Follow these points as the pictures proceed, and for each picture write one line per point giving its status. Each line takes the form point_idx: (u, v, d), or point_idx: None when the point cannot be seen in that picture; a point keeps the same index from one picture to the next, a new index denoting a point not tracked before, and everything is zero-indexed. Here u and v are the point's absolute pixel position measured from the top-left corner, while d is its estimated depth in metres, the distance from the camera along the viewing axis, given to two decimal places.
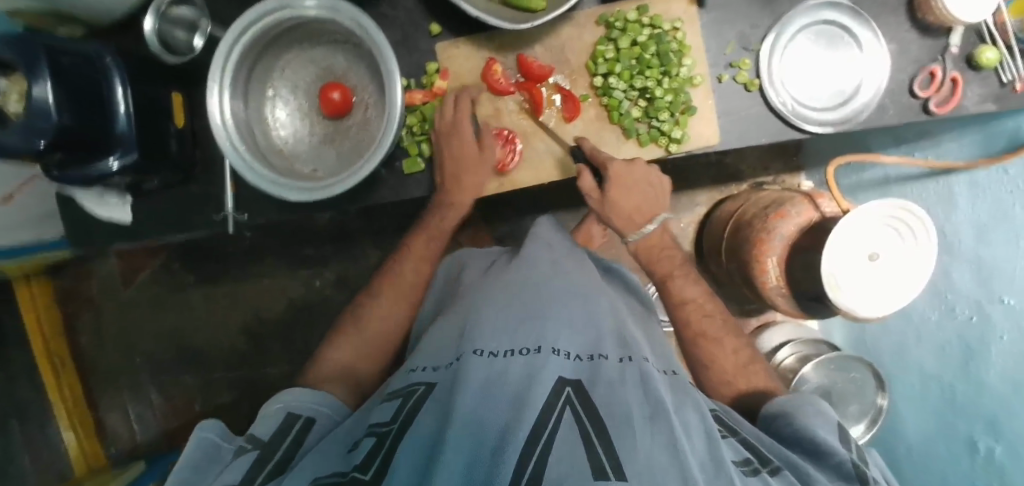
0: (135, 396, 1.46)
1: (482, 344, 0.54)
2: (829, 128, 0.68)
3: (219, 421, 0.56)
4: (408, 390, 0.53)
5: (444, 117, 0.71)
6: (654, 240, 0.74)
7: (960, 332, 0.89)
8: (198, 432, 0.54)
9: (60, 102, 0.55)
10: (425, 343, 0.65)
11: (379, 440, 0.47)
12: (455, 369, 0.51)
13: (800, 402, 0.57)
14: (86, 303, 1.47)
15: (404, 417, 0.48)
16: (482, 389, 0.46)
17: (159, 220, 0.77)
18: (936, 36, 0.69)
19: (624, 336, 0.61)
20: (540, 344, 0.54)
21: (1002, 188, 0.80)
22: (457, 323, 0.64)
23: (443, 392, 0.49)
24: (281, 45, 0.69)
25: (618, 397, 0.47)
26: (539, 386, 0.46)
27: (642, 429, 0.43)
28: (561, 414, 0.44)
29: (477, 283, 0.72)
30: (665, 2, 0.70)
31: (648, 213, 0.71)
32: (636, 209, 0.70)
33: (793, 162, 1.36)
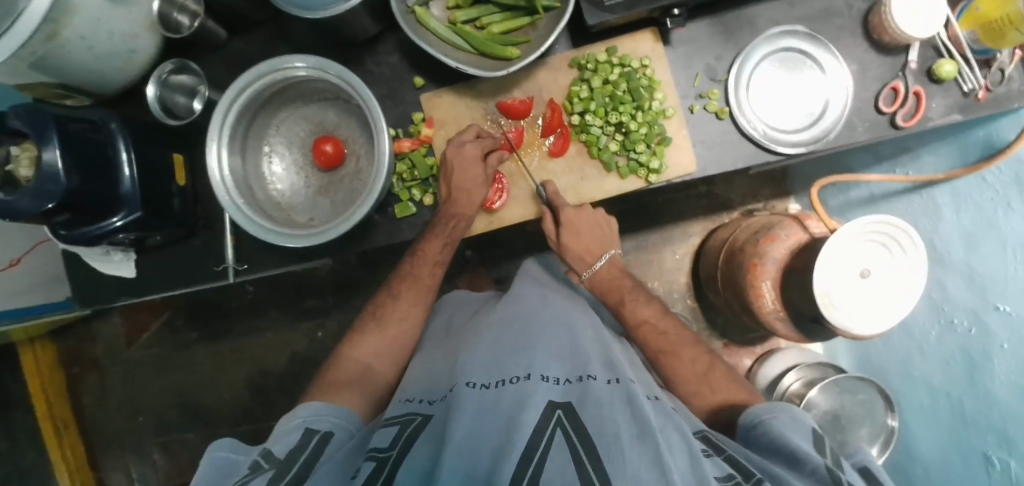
0: (138, 458, 1.45)
1: (473, 376, 0.56)
2: (801, 149, 0.71)
3: (232, 437, 0.56)
4: (405, 418, 0.55)
5: (459, 170, 0.72)
6: (606, 273, 0.81)
7: (961, 343, 0.88)
8: (211, 451, 0.54)
9: (68, 168, 0.58)
10: (410, 382, 0.67)
11: (379, 465, 0.47)
12: (449, 399, 0.53)
13: (775, 409, 0.57)
14: (90, 365, 1.48)
15: (402, 445, 0.49)
16: (475, 419, 0.47)
17: (161, 276, 0.80)
18: (895, 53, 0.72)
19: (611, 361, 0.63)
20: (529, 372, 0.56)
21: (984, 195, 0.82)
22: (450, 362, 0.66)
23: (437, 424, 0.51)
24: (276, 105, 0.73)
25: (606, 417, 0.47)
26: (528, 411, 0.47)
27: (630, 446, 0.44)
28: (551, 435, 0.45)
29: (469, 324, 0.77)
30: (633, 41, 0.73)
31: (597, 251, 0.80)
32: (588, 250, 0.79)
33: (781, 186, 1.38)
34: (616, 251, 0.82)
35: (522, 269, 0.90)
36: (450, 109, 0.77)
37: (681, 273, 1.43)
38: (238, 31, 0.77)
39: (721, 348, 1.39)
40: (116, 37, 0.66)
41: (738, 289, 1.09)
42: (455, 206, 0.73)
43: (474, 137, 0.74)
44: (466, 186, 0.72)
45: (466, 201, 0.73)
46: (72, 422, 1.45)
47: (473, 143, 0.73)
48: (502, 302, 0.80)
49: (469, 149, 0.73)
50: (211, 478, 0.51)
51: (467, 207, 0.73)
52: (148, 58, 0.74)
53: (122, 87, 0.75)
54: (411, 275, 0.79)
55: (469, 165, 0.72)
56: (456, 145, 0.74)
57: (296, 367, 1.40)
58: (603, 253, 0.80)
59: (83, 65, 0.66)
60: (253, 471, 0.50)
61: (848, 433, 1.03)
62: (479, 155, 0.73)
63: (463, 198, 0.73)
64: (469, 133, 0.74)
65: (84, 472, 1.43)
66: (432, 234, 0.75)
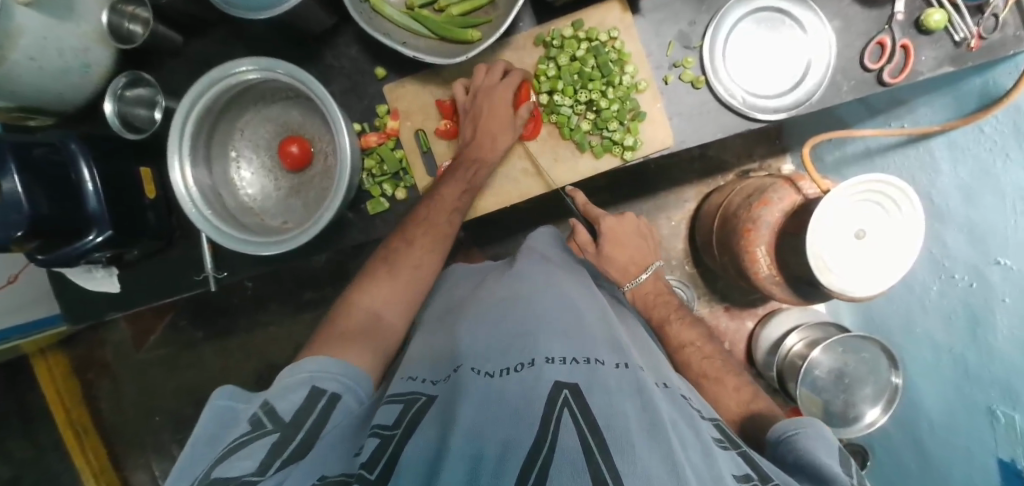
0: (158, 454, 1.50)
1: (478, 361, 0.56)
2: (782, 114, 0.68)
3: (235, 386, 0.58)
4: (408, 397, 0.54)
5: (491, 114, 0.71)
6: (649, 288, 0.91)
7: (963, 299, 0.86)
8: (215, 399, 0.55)
9: (31, 194, 0.58)
10: (411, 358, 0.67)
11: (384, 443, 0.45)
12: (455, 381, 0.54)
13: (801, 424, 0.58)
14: (102, 370, 1.51)
15: (407, 426, 0.48)
16: (480, 404, 0.46)
17: (145, 288, 0.80)
18: (880, 5, 0.68)
19: (618, 345, 0.62)
20: (533, 357, 0.54)
21: (982, 146, 0.78)
22: (449, 338, 0.66)
23: (444, 404, 0.50)
24: (238, 108, 0.71)
25: (616, 408, 0.46)
26: (537, 402, 0.46)
27: (640, 437, 0.42)
28: (559, 417, 0.43)
29: (471, 296, 0.78)
30: (600, 13, 0.70)
31: (641, 264, 0.91)
32: (628, 262, 0.91)
33: (776, 145, 1.34)
34: (659, 262, 0.93)
35: (525, 243, 0.88)
36: (414, 99, 0.74)
37: (679, 240, 1.40)
38: (193, 33, 0.75)
39: (722, 313, 1.39)
40: (67, 53, 0.64)
41: (733, 256, 1.07)
42: (481, 150, 0.72)
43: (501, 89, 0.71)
44: (491, 129, 0.71)
45: (492, 146, 0.72)
46: (90, 426, 1.50)
47: (506, 83, 0.71)
48: (504, 277, 0.79)
49: (503, 90, 0.71)
50: (208, 431, 0.52)
51: (490, 153, 0.72)
52: (103, 71, 0.72)
53: (82, 102, 0.74)
54: (395, 245, 0.74)
55: (499, 116, 0.71)
56: (490, 85, 0.71)
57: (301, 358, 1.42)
58: (648, 267, 0.91)
59: (37, 85, 0.65)
60: (255, 430, 0.50)
61: (851, 393, 1.04)
62: (510, 99, 0.71)
63: (487, 143, 0.72)
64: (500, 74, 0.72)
65: (108, 472, 1.49)
66: (451, 178, 0.72)
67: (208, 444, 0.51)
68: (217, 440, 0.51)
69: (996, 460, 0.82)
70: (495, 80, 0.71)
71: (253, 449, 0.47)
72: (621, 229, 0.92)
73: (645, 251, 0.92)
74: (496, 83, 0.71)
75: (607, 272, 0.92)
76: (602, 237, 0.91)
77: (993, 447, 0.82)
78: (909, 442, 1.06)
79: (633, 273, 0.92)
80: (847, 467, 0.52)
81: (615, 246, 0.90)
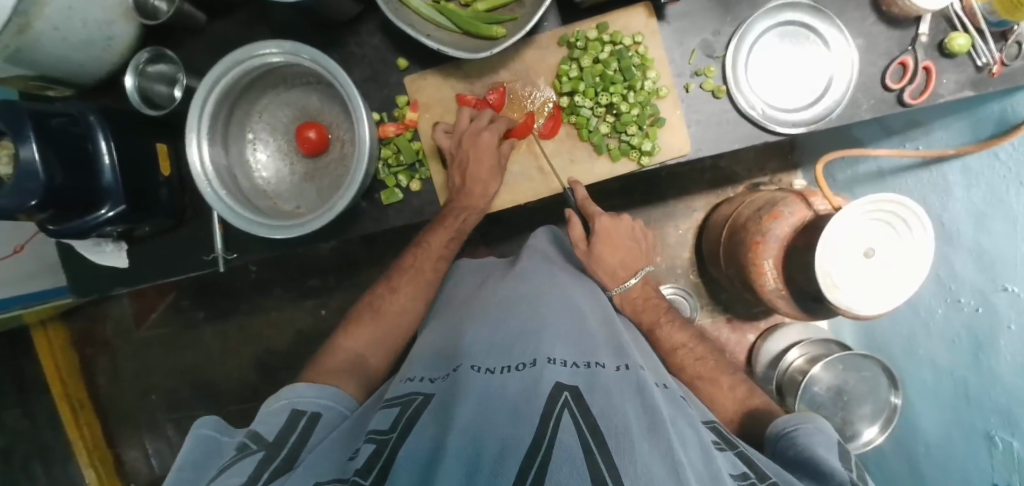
0: (152, 432, 1.50)
1: (479, 359, 0.56)
2: (801, 129, 0.68)
3: (217, 415, 0.57)
4: (405, 398, 0.54)
5: (476, 168, 0.71)
6: (637, 293, 0.83)
7: (968, 323, 0.87)
8: (196, 428, 0.55)
9: (49, 165, 0.58)
10: (416, 356, 0.66)
11: (379, 448, 0.46)
12: (453, 380, 0.53)
13: (801, 420, 0.57)
14: (101, 345, 1.51)
15: (402, 428, 0.48)
16: (480, 404, 0.46)
17: (153, 265, 0.80)
18: (905, 26, 0.68)
19: (620, 346, 0.62)
20: (535, 357, 0.54)
21: (996, 173, 0.78)
22: (454, 334, 0.66)
23: (442, 401, 0.51)
24: (257, 90, 0.71)
25: (616, 409, 0.46)
26: (538, 400, 0.46)
27: (640, 438, 0.42)
28: (559, 416, 0.43)
29: (475, 294, 0.77)
30: (625, 17, 0.70)
31: (631, 268, 0.82)
32: (619, 265, 0.82)
33: (788, 159, 1.34)
34: (649, 268, 0.84)
35: (529, 242, 0.89)
36: (435, 91, 0.74)
37: (685, 249, 1.40)
38: (217, 13, 0.75)
39: (723, 324, 1.39)
40: (91, 25, 0.64)
41: (740, 269, 1.07)
42: (468, 198, 0.73)
43: (488, 125, 0.71)
44: (479, 176, 0.72)
45: (481, 193, 0.73)
46: (86, 400, 1.50)
47: (490, 132, 0.70)
48: (509, 276, 0.79)
49: (488, 137, 0.70)
50: (195, 457, 0.52)
51: (479, 199, 0.73)
52: (125, 46, 0.72)
53: (103, 76, 0.74)
54: (413, 269, 0.79)
55: (484, 157, 0.71)
56: (472, 133, 0.70)
57: (301, 345, 1.42)
58: (639, 270, 0.83)
59: (60, 56, 0.64)
60: (243, 451, 0.51)
61: (849, 411, 1.04)
62: (496, 145, 0.71)
63: (478, 190, 0.72)
64: (485, 120, 0.71)
65: (101, 448, 1.49)
66: (439, 226, 0.75)
67: (196, 469, 0.51)
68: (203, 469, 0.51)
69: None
70: (481, 127, 0.71)
71: (241, 465, 0.48)
72: (616, 229, 0.81)
73: (639, 253, 0.83)
74: (483, 129, 0.71)
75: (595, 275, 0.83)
76: (595, 236, 0.80)
77: (990, 473, 0.82)
78: (904, 463, 1.06)
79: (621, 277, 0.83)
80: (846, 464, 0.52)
81: (608, 247, 0.81)
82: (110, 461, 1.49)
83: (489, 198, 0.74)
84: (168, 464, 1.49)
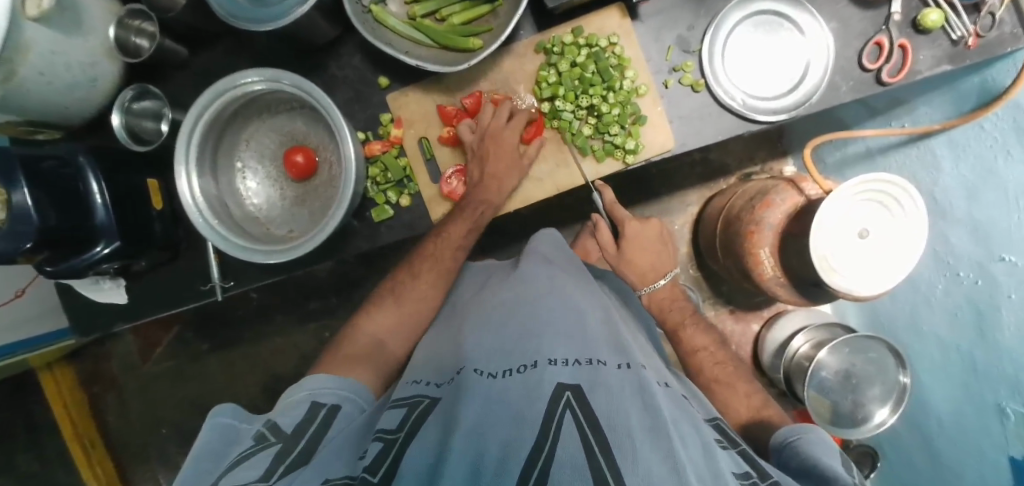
0: (165, 465, 1.50)
1: (481, 363, 0.56)
2: (783, 115, 0.68)
3: (235, 403, 0.58)
4: (412, 400, 0.54)
5: (498, 161, 0.72)
6: (665, 294, 0.88)
7: (969, 295, 0.86)
8: (213, 416, 0.55)
9: (40, 207, 0.58)
10: (414, 362, 0.66)
11: (387, 445, 0.46)
12: (457, 384, 0.53)
13: (802, 430, 0.58)
14: (108, 382, 1.51)
15: (410, 427, 0.48)
16: (485, 404, 0.47)
17: (151, 298, 0.81)
18: (876, 6, 0.69)
19: (621, 345, 0.62)
20: (537, 358, 0.54)
21: (983, 144, 0.78)
22: (456, 340, 0.66)
23: (445, 408, 0.50)
24: (243, 119, 0.72)
25: (617, 408, 0.45)
26: (539, 399, 0.46)
27: (642, 438, 0.42)
28: (561, 417, 0.43)
29: (475, 298, 0.77)
30: (599, 19, 0.71)
31: (660, 271, 0.88)
32: (649, 267, 0.87)
33: (778, 147, 1.34)
34: (676, 271, 0.89)
35: (530, 245, 0.88)
36: (416, 107, 0.75)
37: (682, 243, 1.40)
38: (198, 46, 0.76)
39: (727, 316, 1.38)
40: (74, 67, 0.65)
41: (737, 259, 1.07)
42: (484, 193, 0.73)
43: (508, 120, 0.72)
44: (498, 171, 0.73)
45: (496, 189, 0.73)
46: (97, 439, 1.49)
47: (512, 128, 0.72)
48: (509, 278, 0.79)
49: (508, 133, 0.72)
50: (207, 448, 0.52)
51: (495, 194, 0.73)
52: (110, 85, 0.73)
53: (89, 116, 0.75)
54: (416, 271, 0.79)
55: (503, 152, 0.72)
56: (496, 127, 0.72)
57: (308, 368, 1.43)
58: (665, 274, 0.88)
59: (46, 99, 0.66)
60: (260, 443, 0.51)
61: (860, 394, 1.03)
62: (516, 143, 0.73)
63: (494, 186, 0.73)
64: (507, 114, 0.73)
65: (115, 485, 1.49)
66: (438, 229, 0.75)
67: (213, 455, 0.51)
68: (221, 455, 0.51)
69: (1005, 458, 0.81)
70: (501, 122, 0.72)
71: (259, 456, 0.48)
72: (643, 233, 0.87)
73: (662, 256, 0.89)
74: (504, 125, 0.72)
75: (627, 276, 0.88)
76: (625, 241, 0.87)
77: (1004, 445, 0.81)
78: (918, 441, 1.05)
79: (651, 279, 0.88)
80: (848, 468, 0.52)
81: (636, 250, 0.87)
82: None
83: (482, 199, 0.73)
84: None
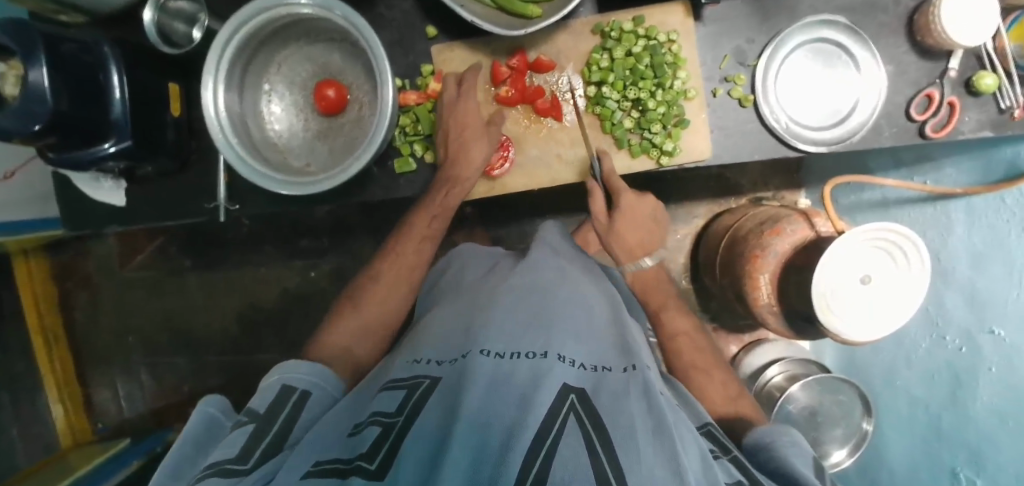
0: (125, 374, 1.48)
1: (489, 344, 0.55)
2: (822, 148, 0.68)
3: (221, 397, 0.60)
4: (413, 381, 0.52)
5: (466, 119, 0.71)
6: (650, 275, 0.80)
7: (949, 361, 0.89)
8: (200, 407, 0.57)
9: (56, 90, 0.55)
10: (422, 337, 0.65)
11: (384, 432, 0.44)
12: (464, 365, 0.51)
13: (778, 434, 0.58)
14: (82, 281, 1.48)
15: (409, 412, 0.47)
16: (489, 390, 0.45)
17: (149, 206, 0.78)
18: (936, 58, 0.68)
19: (626, 345, 0.62)
20: (546, 349, 0.54)
21: (1000, 216, 0.80)
22: (464, 319, 0.64)
23: (449, 388, 0.49)
24: (280, 41, 0.69)
25: (620, 410, 0.46)
26: (543, 390, 0.45)
27: (644, 441, 0.43)
28: (564, 419, 0.43)
29: (478, 282, 0.75)
30: (662, 12, 0.69)
31: (646, 248, 0.78)
32: (638, 243, 0.77)
33: (794, 178, 1.35)
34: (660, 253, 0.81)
35: (537, 235, 0.86)
36: (462, 65, 0.73)
37: (680, 253, 1.41)
38: None
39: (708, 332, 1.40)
40: None
41: (734, 279, 1.08)
42: (457, 161, 0.71)
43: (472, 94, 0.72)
44: (466, 137, 0.71)
45: (468, 157, 0.70)
46: (61, 335, 1.47)
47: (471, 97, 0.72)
48: (518, 267, 0.76)
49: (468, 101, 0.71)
50: (197, 436, 0.53)
51: (468, 165, 0.71)
52: None
53: (118, 4, 0.71)
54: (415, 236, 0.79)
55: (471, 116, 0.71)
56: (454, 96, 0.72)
57: (288, 305, 1.42)
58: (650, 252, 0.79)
59: None
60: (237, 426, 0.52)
61: (821, 432, 1.06)
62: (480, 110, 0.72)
63: (465, 154, 0.71)
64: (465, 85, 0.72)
65: (72, 384, 1.47)
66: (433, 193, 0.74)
67: (196, 446, 0.52)
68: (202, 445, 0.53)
69: None
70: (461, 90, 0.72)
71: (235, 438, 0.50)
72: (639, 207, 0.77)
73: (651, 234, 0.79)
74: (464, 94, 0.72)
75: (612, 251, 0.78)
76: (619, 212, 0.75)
77: None
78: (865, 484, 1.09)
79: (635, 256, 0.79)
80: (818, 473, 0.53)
81: (628, 223, 0.76)
82: (79, 397, 1.47)
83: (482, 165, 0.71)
84: (138, 407, 1.48)
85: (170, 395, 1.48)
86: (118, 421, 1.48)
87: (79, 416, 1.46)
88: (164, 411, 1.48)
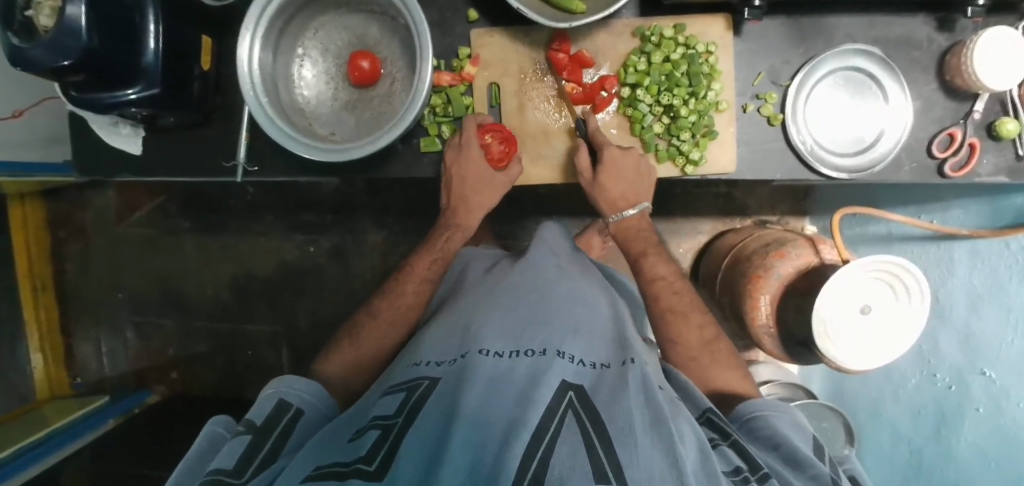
0: (111, 331, 1.46)
1: (488, 344, 0.55)
2: (843, 175, 0.69)
3: (227, 417, 0.58)
4: (412, 384, 0.52)
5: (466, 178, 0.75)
6: (630, 223, 0.77)
7: (937, 398, 0.92)
8: (207, 426, 0.56)
9: (91, 28, 0.54)
10: (431, 333, 0.64)
11: (384, 433, 0.45)
12: (463, 365, 0.52)
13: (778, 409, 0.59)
14: (76, 231, 1.45)
15: (409, 413, 0.47)
16: (488, 388, 0.46)
17: (165, 159, 0.77)
18: (962, 98, 0.69)
19: (624, 339, 0.61)
20: (545, 347, 0.54)
21: (1002, 261, 0.81)
22: (464, 316, 0.64)
23: (449, 385, 0.49)
24: (317, 8, 0.69)
25: (618, 403, 0.46)
26: (543, 388, 0.45)
27: (642, 433, 0.42)
28: (563, 416, 0.43)
29: (478, 282, 0.75)
30: (703, 23, 0.69)
31: (632, 200, 0.74)
32: (621, 196, 0.73)
33: (800, 205, 1.36)
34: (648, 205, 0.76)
35: (536, 234, 0.84)
36: (499, 51, 0.73)
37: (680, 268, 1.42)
38: None
39: None
40: None
41: (733, 297, 1.09)
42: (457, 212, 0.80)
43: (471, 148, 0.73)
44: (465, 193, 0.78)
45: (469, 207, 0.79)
46: (49, 284, 1.44)
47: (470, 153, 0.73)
48: (518, 264, 0.77)
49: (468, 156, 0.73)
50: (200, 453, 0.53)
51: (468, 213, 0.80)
52: None
53: None
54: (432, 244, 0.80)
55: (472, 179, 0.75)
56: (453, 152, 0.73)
57: (284, 277, 1.41)
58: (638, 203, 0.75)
59: None
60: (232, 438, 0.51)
61: None
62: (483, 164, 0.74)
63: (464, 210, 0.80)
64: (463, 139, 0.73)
65: (54, 334, 1.44)
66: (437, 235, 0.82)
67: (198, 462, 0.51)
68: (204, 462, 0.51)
69: None
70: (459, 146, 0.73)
71: (230, 450, 0.49)
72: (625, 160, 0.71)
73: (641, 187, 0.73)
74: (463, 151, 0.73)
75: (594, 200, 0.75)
76: (602, 167, 0.71)
77: None
78: None
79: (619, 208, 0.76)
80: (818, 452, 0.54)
81: (612, 177, 0.71)
82: (60, 349, 1.45)
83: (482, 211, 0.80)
84: (120, 365, 1.47)
85: (154, 355, 1.47)
86: (99, 378, 1.46)
87: (59, 368, 1.43)
88: (146, 371, 1.47)
